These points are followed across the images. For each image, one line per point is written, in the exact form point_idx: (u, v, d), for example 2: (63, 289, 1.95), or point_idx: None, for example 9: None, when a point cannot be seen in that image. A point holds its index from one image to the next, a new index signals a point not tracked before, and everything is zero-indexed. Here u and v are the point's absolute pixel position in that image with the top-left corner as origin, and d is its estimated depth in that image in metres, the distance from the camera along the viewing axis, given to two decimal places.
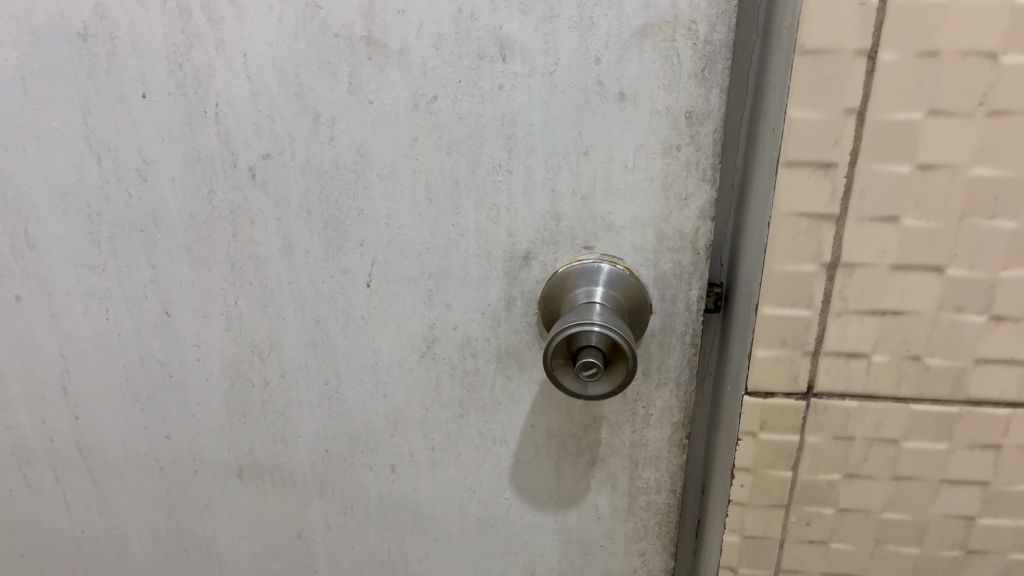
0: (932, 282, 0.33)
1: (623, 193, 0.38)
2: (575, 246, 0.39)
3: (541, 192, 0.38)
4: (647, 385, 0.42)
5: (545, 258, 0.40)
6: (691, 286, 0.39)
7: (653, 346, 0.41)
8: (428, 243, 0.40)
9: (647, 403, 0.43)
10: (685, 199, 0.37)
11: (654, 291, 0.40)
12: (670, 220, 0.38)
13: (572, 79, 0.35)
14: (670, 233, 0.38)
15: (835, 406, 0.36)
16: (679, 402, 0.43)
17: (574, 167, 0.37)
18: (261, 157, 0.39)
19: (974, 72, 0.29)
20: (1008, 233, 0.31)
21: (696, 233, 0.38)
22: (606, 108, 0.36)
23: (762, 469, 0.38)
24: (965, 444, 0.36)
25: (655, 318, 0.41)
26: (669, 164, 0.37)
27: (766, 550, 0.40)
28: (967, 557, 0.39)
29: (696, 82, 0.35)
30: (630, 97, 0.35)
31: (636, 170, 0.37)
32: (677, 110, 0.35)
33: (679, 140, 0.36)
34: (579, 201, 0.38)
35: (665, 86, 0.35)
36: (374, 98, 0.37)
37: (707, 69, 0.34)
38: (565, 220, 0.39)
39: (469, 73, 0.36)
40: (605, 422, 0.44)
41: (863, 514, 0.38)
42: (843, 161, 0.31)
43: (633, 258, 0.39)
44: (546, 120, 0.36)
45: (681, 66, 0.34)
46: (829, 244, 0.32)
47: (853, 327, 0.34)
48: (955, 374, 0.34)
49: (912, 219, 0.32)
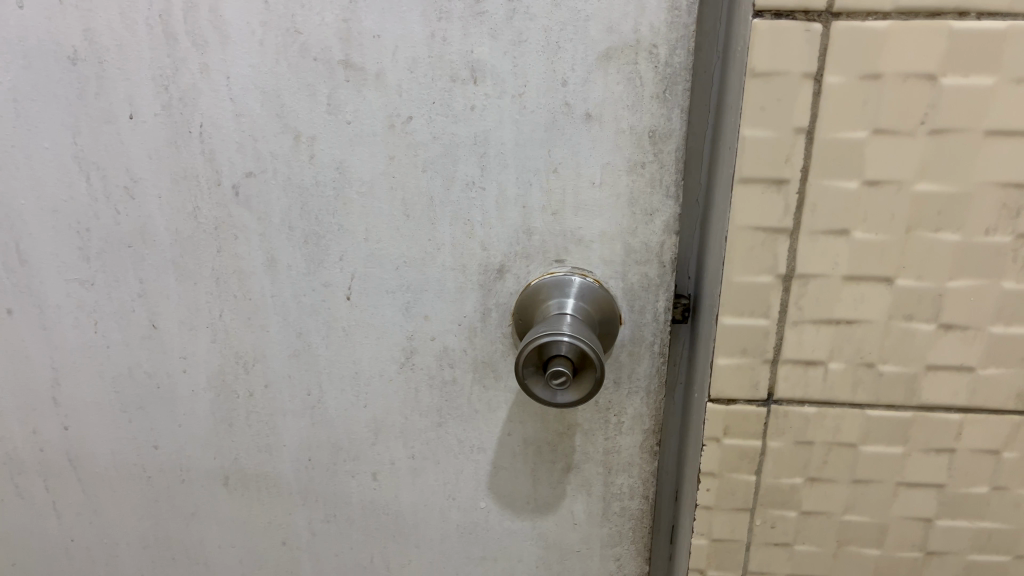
0: (883, 292, 0.34)
1: (592, 208, 0.39)
2: (547, 258, 0.41)
3: (513, 208, 0.40)
4: (619, 393, 0.44)
5: (518, 271, 0.41)
6: (659, 297, 0.41)
7: (623, 356, 0.43)
8: (406, 257, 0.41)
9: (619, 411, 0.44)
10: (650, 213, 0.39)
11: (624, 302, 0.41)
12: (637, 234, 0.40)
13: (541, 100, 0.37)
14: (637, 247, 0.40)
15: (795, 412, 0.37)
16: (650, 409, 0.44)
17: (544, 184, 0.39)
18: (244, 175, 0.40)
19: (915, 94, 0.31)
20: (952, 245, 0.33)
21: (662, 246, 0.40)
22: (573, 127, 0.37)
23: (727, 473, 0.39)
24: (920, 448, 0.37)
25: (625, 328, 0.42)
26: (634, 181, 0.38)
27: (733, 552, 0.41)
28: (926, 558, 0.40)
29: (658, 102, 0.36)
30: (596, 118, 0.37)
31: (603, 187, 0.39)
32: (640, 128, 0.37)
33: (644, 158, 0.38)
34: (550, 216, 0.40)
35: (628, 106, 0.37)
36: (352, 118, 0.38)
37: (669, 90, 0.36)
38: (537, 234, 0.40)
39: (442, 94, 0.37)
40: (579, 430, 0.45)
41: (826, 516, 0.40)
42: (794, 177, 0.32)
43: (603, 271, 0.41)
44: (517, 139, 0.38)
45: (644, 87, 0.36)
46: (784, 256, 0.34)
47: (809, 336, 0.35)
48: (907, 380, 0.36)
49: (862, 232, 0.33)
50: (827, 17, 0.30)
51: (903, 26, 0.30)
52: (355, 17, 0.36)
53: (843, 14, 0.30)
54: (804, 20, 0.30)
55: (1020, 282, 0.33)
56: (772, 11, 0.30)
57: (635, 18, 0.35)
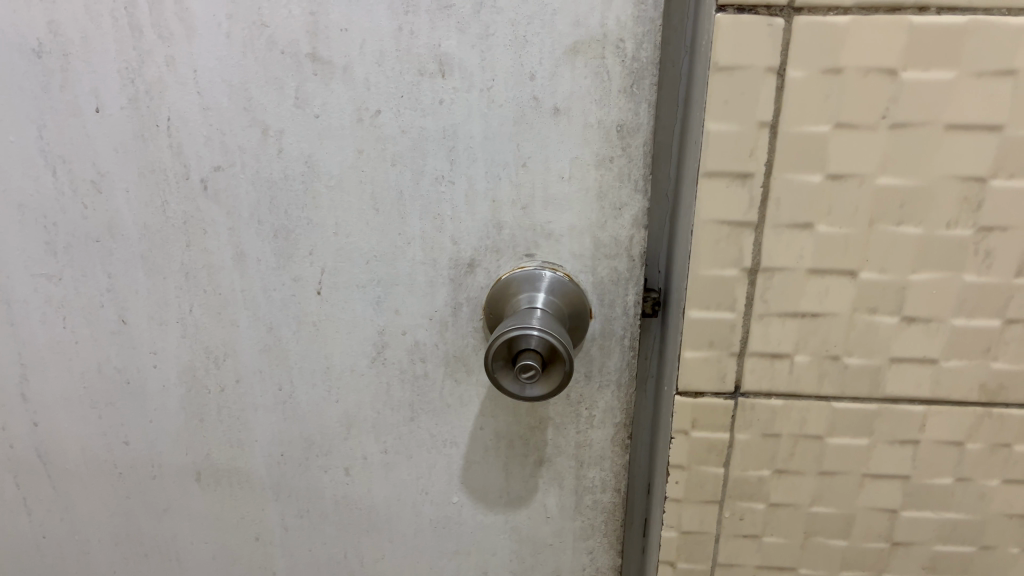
0: (847, 285, 0.34)
1: (560, 202, 0.39)
2: (518, 252, 0.41)
3: (482, 202, 0.40)
4: (590, 387, 0.44)
5: (488, 265, 0.41)
6: (629, 291, 0.41)
7: (594, 350, 0.43)
8: (375, 251, 0.41)
9: (590, 405, 0.44)
10: (619, 208, 0.39)
11: (594, 296, 0.42)
12: (606, 228, 0.40)
13: (509, 94, 0.37)
14: (606, 241, 0.40)
15: (761, 405, 0.37)
16: (621, 403, 0.44)
17: (513, 177, 0.39)
18: (213, 169, 0.40)
19: (877, 88, 0.31)
20: (914, 238, 0.33)
21: (631, 240, 0.40)
22: (541, 121, 0.37)
23: (695, 465, 0.39)
24: (885, 439, 0.38)
25: (595, 322, 0.42)
26: (603, 175, 0.38)
27: (703, 544, 0.42)
28: (892, 548, 0.41)
29: (625, 96, 0.36)
30: (564, 112, 0.37)
31: (572, 181, 0.39)
32: (608, 122, 0.37)
33: (612, 152, 0.38)
34: (520, 210, 0.40)
35: (596, 100, 0.37)
36: (320, 112, 0.38)
37: (636, 85, 0.36)
38: (506, 228, 0.40)
39: (410, 88, 0.37)
40: (550, 424, 0.45)
41: (793, 508, 0.40)
42: (759, 171, 0.33)
43: (572, 265, 0.41)
44: (486, 133, 0.38)
45: (612, 81, 0.36)
46: (749, 250, 0.34)
47: (775, 329, 0.36)
48: (871, 373, 0.36)
49: (826, 225, 0.33)
50: (789, 12, 0.30)
51: (863, 21, 0.30)
52: (322, 11, 0.36)
53: (805, 9, 0.30)
54: (766, 15, 0.30)
55: (981, 275, 0.34)
56: (735, 5, 0.30)
57: (602, 12, 0.35)
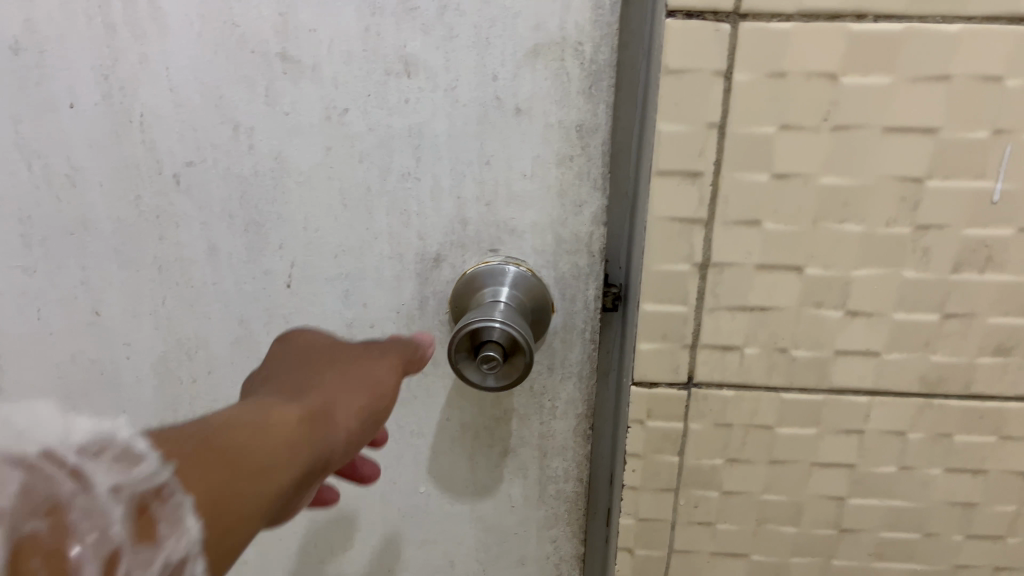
0: (793, 280, 0.36)
1: (523, 199, 0.41)
2: (482, 248, 0.42)
3: (448, 198, 0.41)
4: (553, 379, 0.45)
5: (453, 260, 0.43)
6: (589, 286, 0.43)
7: (556, 343, 0.44)
8: (344, 246, 0.42)
9: (552, 396, 0.46)
10: (579, 205, 0.40)
11: (556, 291, 0.43)
12: (566, 224, 0.41)
13: (472, 94, 0.38)
14: (567, 237, 0.41)
15: (714, 395, 0.39)
16: (582, 395, 0.46)
17: (477, 175, 0.40)
18: (185, 164, 0.41)
19: (818, 92, 0.32)
20: (856, 235, 0.35)
21: (591, 237, 0.41)
22: (504, 120, 0.39)
23: (651, 454, 0.41)
24: (832, 429, 0.39)
25: (557, 316, 0.44)
26: (563, 173, 0.40)
27: (659, 531, 0.43)
28: (840, 535, 0.42)
29: (584, 97, 0.38)
30: (526, 112, 0.38)
31: (533, 179, 0.40)
32: (568, 122, 0.39)
33: (572, 151, 0.39)
34: (483, 206, 0.41)
35: (556, 101, 0.38)
36: (290, 110, 0.39)
37: (594, 86, 0.38)
38: (471, 224, 0.42)
39: (378, 87, 0.38)
40: (514, 415, 0.46)
41: (745, 496, 0.42)
42: (708, 170, 0.34)
43: (535, 260, 0.42)
44: (451, 132, 0.39)
45: (571, 83, 0.38)
46: (699, 245, 0.36)
47: (725, 322, 0.37)
48: (818, 365, 0.38)
49: (772, 223, 0.35)
50: (735, 18, 0.32)
51: (805, 27, 0.31)
52: (292, 11, 0.37)
53: (750, 15, 0.31)
54: (713, 21, 0.32)
55: (920, 271, 0.35)
56: (684, 11, 0.32)
57: (561, 16, 0.36)
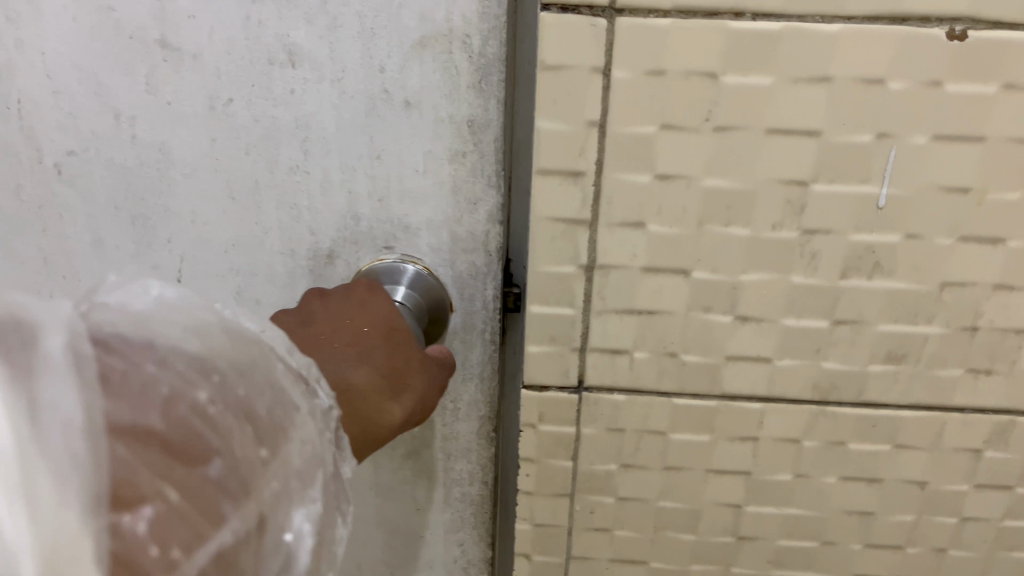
0: (681, 284, 0.35)
1: (416, 196, 0.39)
2: (376, 245, 0.41)
3: (339, 193, 0.40)
4: (454, 380, 0.44)
5: (348, 257, 0.42)
6: (487, 286, 0.42)
7: (456, 343, 0.43)
8: (234, 240, 0.41)
9: (454, 397, 0.45)
10: (473, 202, 0.39)
11: (453, 290, 0.42)
12: (461, 222, 0.40)
13: (359, 86, 0.37)
14: (463, 235, 0.40)
15: (605, 399, 0.38)
16: (484, 396, 0.45)
17: (368, 170, 0.39)
18: (67, 153, 0.40)
19: (698, 91, 0.31)
20: (742, 239, 0.34)
21: (488, 236, 0.40)
22: (393, 114, 0.37)
23: (544, 458, 0.40)
24: (726, 436, 0.39)
25: (456, 316, 0.43)
26: (456, 170, 0.39)
27: (556, 537, 0.42)
28: (738, 542, 0.42)
29: (474, 92, 0.37)
30: (415, 105, 0.37)
31: (426, 175, 0.39)
32: (459, 118, 0.37)
33: (464, 147, 0.38)
34: (376, 202, 0.40)
35: (446, 95, 0.37)
36: (172, 99, 0.38)
37: (484, 81, 0.36)
38: (364, 220, 0.40)
39: (261, 77, 0.37)
40: (416, 416, 0.45)
41: (641, 502, 0.41)
42: (590, 169, 0.33)
43: (431, 259, 0.41)
44: (339, 125, 0.38)
45: (461, 76, 0.36)
46: (584, 246, 0.35)
47: (614, 325, 0.36)
48: (709, 370, 0.37)
49: (657, 225, 0.34)
50: (611, 13, 0.30)
51: (682, 24, 0.30)
52: None
53: (627, 10, 0.30)
54: (588, 15, 0.31)
55: (808, 277, 0.35)
56: (558, 5, 0.30)
57: (447, 7, 0.35)
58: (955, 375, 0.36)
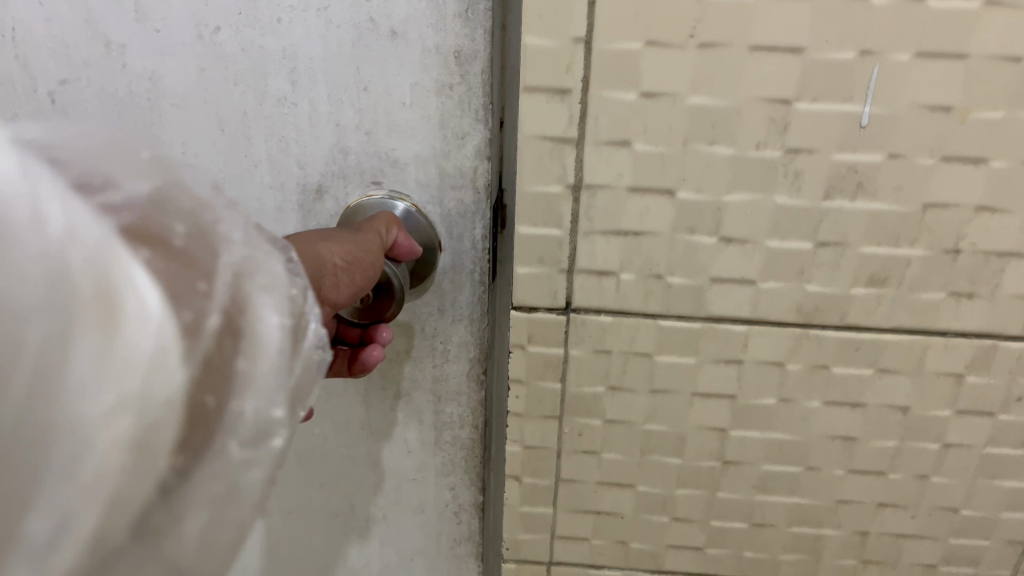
0: (666, 204, 0.36)
1: (403, 129, 0.38)
2: (364, 181, 0.40)
3: (326, 125, 0.38)
4: (443, 321, 0.42)
5: (337, 192, 0.41)
6: (476, 226, 0.40)
7: (445, 282, 0.41)
8: (225, 172, 0.40)
9: (443, 338, 0.43)
10: (461, 137, 0.38)
11: (442, 227, 0.40)
12: (449, 157, 0.38)
13: (345, 15, 0.35)
14: (451, 171, 0.39)
15: (592, 321, 0.39)
16: (474, 337, 0.43)
17: (355, 101, 0.37)
18: (60, 82, 0.39)
19: (683, 7, 0.32)
20: (726, 158, 0.34)
21: (477, 172, 0.39)
22: (379, 44, 0.36)
23: (533, 380, 0.41)
24: (711, 359, 0.39)
25: (445, 255, 0.41)
26: (444, 102, 0.37)
27: (546, 459, 0.43)
28: (724, 467, 0.42)
29: (460, 21, 0.35)
30: (401, 35, 0.36)
31: (413, 108, 0.37)
32: (445, 48, 0.36)
33: (451, 79, 0.36)
34: (363, 134, 0.38)
35: (432, 24, 0.35)
36: (160, 27, 0.37)
37: (470, 10, 0.35)
38: (351, 154, 0.39)
39: (247, 6, 0.36)
40: (406, 357, 0.43)
41: (628, 425, 0.42)
42: (576, 87, 0.34)
43: (419, 195, 0.40)
44: (325, 54, 0.36)
45: (447, 5, 0.35)
46: (571, 166, 0.35)
47: (600, 247, 0.37)
48: (693, 292, 0.38)
49: (642, 143, 0.35)
50: None
51: None
52: None
53: None
54: None
55: (792, 197, 0.35)
56: None
57: None
58: (937, 299, 0.37)
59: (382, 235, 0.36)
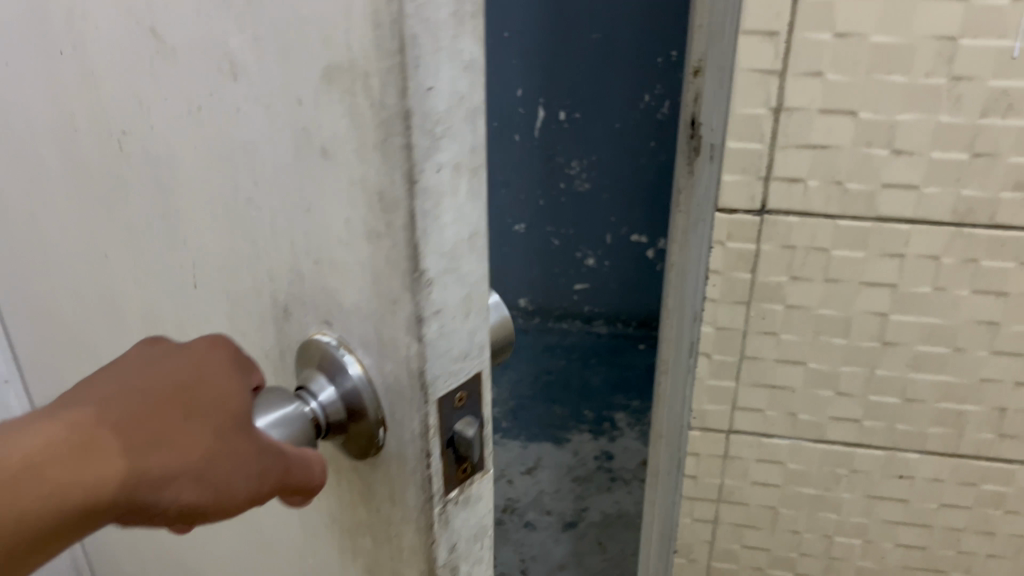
0: (849, 122, 0.46)
1: (345, 269, 0.25)
2: (318, 315, 0.27)
3: (282, 238, 0.27)
4: (386, 516, 0.29)
5: (298, 317, 0.28)
6: (415, 416, 0.26)
7: (389, 467, 0.28)
8: (207, 249, 0.32)
9: (396, 531, 0.29)
10: (394, 299, 0.24)
11: (382, 411, 0.27)
12: (383, 327, 0.25)
13: (281, 114, 0.24)
14: (386, 340, 0.25)
15: (781, 221, 0.49)
16: (427, 555, 0.28)
17: (302, 227, 0.26)
18: (123, 131, 0.33)
19: None
20: (901, 86, 0.44)
21: (423, 358, 0.25)
22: (314, 161, 0.24)
23: (729, 270, 0.52)
24: (878, 254, 0.49)
25: (387, 438, 0.27)
26: (374, 253, 0.24)
27: (733, 337, 0.54)
28: (883, 347, 0.52)
29: (378, 153, 0.22)
30: (333, 155, 0.23)
31: (339, 246, 0.25)
32: (370, 177, 0.22)
33: (377, 224, 0.23)
34: (314, 262, 0.26)
35: (357, 141, 0.22)
36: (155, 83, 0.29)
37: (389, 138, 0.21)
38: (303, 285, 0.27)
39: (212, 84, 0.26)
40: (368, 529, 0.31)
41: (804, 309, 0.52)
42: (783, 30, 0.44)
43: (369, 356, 0.26)
44: (276, 162, 0.25)
45: (365, 128, 0.22)
46: (774, 92, 0.46)
47: (792, 158, 0.47)
48: (866, 196, 0.47)
49: (833, 74, 0.45)
50: None
51: None
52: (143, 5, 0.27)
53: None
54: None
55: (953, 116, 0.44)
56: None
57: (343, 24, 0.20)
58: None
59: (287, 487, 0.25)
